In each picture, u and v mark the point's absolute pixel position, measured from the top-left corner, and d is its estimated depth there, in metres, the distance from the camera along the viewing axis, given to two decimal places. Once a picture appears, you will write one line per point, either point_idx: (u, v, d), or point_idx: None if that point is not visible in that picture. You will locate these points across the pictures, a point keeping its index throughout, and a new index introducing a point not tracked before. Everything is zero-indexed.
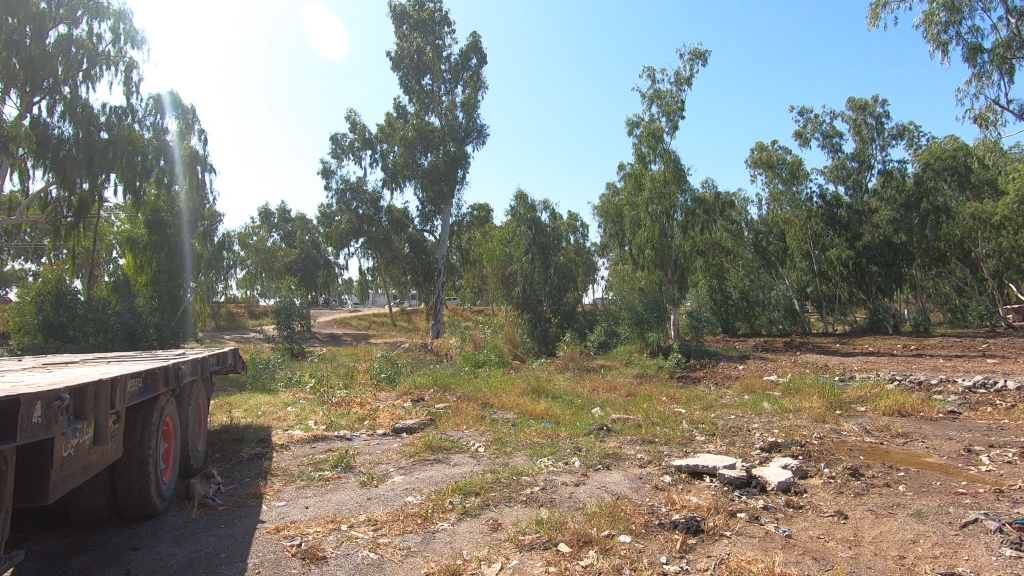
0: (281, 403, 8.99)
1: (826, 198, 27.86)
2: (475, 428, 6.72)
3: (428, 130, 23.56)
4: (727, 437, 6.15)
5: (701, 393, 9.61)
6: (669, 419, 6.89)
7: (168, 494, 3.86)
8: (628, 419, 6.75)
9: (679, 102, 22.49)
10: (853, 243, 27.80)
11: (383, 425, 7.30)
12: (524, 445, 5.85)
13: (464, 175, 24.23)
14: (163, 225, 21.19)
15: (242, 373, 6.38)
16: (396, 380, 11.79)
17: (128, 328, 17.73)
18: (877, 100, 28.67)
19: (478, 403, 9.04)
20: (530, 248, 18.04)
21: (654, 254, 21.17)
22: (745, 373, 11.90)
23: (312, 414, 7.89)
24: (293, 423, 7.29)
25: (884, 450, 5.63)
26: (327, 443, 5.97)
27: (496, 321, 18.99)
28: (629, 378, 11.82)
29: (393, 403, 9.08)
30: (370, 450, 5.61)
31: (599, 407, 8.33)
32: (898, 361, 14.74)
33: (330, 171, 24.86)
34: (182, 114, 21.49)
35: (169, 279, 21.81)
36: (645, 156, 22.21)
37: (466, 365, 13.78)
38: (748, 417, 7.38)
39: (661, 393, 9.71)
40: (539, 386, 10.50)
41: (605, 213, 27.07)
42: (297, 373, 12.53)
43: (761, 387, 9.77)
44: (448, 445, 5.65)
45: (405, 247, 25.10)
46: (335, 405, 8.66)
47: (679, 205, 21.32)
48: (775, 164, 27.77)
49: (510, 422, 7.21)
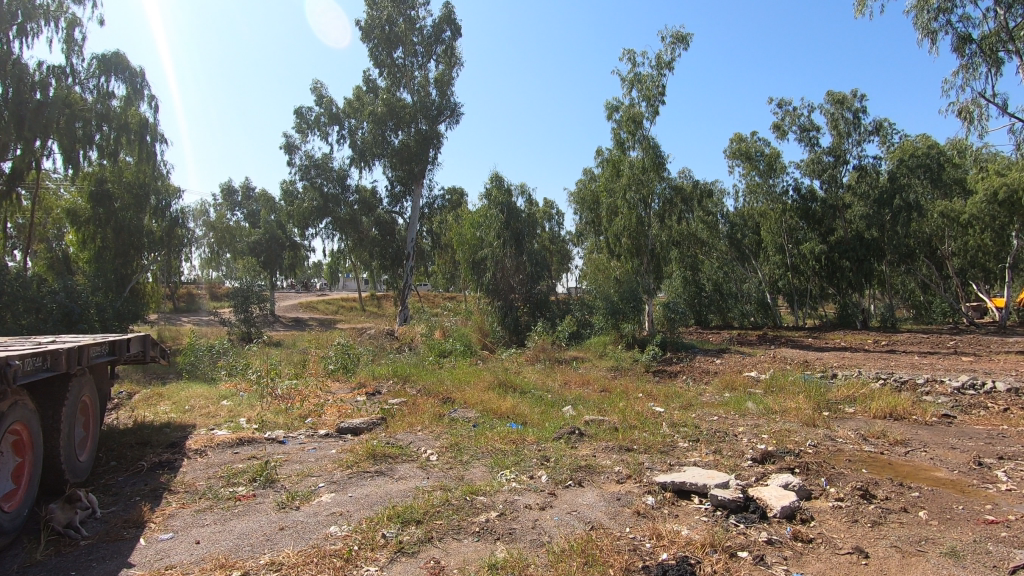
0: (217, 395, 8.04)
1: (801, 191, 27.48)
2: (430, 430, 5.91)
3: (399, 106, 22.38)
4: (713, 443, 5.49)
5: (679, 390, 9.00)
6: (647, 421, 6.21)
7: (13, 526, 2.97)
8: (603, 420, 6.03)
9: (660, 87, 21.81)
10: (826, 238, 27.58)
11: (327, 424, 6.44)
12: (484, 451, 5.07)
13: (436, 155, 23.16)
14: (108, 198, 19.66)
15: (149, 360, 5.43)
16: (352, 370, 10.88)
17: (65, 308, 16.40)
18: (855, 94, 28.57)
19: (440, 398, 8.23)
20: (502, 232, 17.21)
21: (630, 243, 20.55)
22: (723, 368, 11.34)
23: (247, 410, 6.97)
24: (223, 420, 6.37)
25: (887, 461, 5.04)
26: (253, 448, 5.09)
27: (466, 308, 18.17)
28: (602, 372, 11.16)
29: (344, 398, 8.20)
30: (302, 458, 4.76)
31: (570, 405, 7.61)
32: (875, 357, 14.48)
33: (293, 146, 23.52)
34: (130, 78, 19.85)
35: (116, 255, 20.23)
36: (624, 142, 21.53)
37: (431, 355, 12.95)
38: (732, 419, 6.75)
39: (637, 389, 9.06)
40: (507, 379, 9.73)
41: (581, 199, 26.37)
42: (245, 360, 11.54)
43: (742, 384, 9.20)
44: (394, 453, 4.84)
45: (373, 229, 23.95)
46: (277, 399, 7.75)
47: (657, 193, 20.73)
48: (752, 155, 27.39)
49: (470, 421, 6.43)
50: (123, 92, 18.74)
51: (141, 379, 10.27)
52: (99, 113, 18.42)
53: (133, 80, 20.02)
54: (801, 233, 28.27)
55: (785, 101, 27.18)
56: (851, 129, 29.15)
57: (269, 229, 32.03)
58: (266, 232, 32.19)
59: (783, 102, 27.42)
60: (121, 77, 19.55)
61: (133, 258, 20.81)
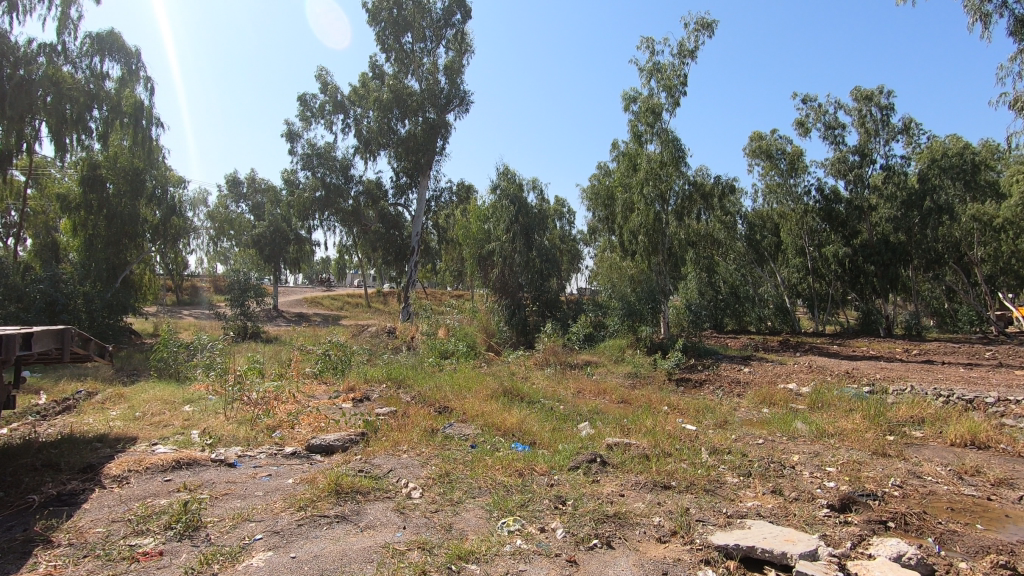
0: (181, 399, 7.03)
1: (824, 192, 26.23)
2: (418, 451, 4.85)
3: (406, 94, 21.39)
4: (769, 479, 4.38)
5: (710, 404, 7.86)
6: (683, 445, 5.09)
7: None
8: (631, 445, 4.92)
9: (682, 76, 20.62)
10: (850, 241, 26.24)
11: (297, 439, 5.39)
12: (481, 485, 3.98)
13: (443, 146, 22.09)
14: (100, 183, 18.57)
15: (66, 356, 4.44)
16: (343, 373, 9.85)
17: (49, 297, 15.53)
18: (884, 91, 27.22)
19: (436, 409, 7.17)
20: (511, 226, 16.10)
21: (646, 240, 19.40)
22: (754, 378, 10.19)
23: (209, 419, 5.95)
24: (172, 432, 5.34)
25: (1002, 512, 3.90)
26: (191, 474, 4.05)
27: (471, 306, 17.11)
28: (619, 380, 10.06)
29: (327, 405, 7.18)
30: (249, 492, 3.70)
31: (589, 420, 6.52)
32: (914, 368, 13.25)
33: (295, 135, 22.57)
34: (125, 59, 18.99)
35: (108, 244, 19.04)
36: (641, 134, 20.36)
37: (431, 356, 11.89)
38: (781, 444, 5.65)
39: (662, 401, 7.98)
40: (513, 385, 8.67)
41: (594, 196, 25.22)
42: (227, 358, 10.57)
43: (782, 398, 8.05)
44: (368, 487, 3.76)
45: (376, 222, 22.96)
46: (248, 407, 6.71)
47: (675, 189, 19.59)
48: (773, 154, 25.94)
49: (470, 441, 5.34)
50: (117, 75, 17.94)
51: (110, 376, 9.33)
52: (89, 94, 17.58)
53: (128, 60, 19.16)
54: (823, 235, 26.94)
55: (809, 97, 25.89)
56: (878, 127, 27.74)
57: (273, 222, 31.12)
58: (271, 224, 31.33)
59: (807, 98, 26.13)
60: (115, 57, 18.70)
61: (126, 248, 19.60)
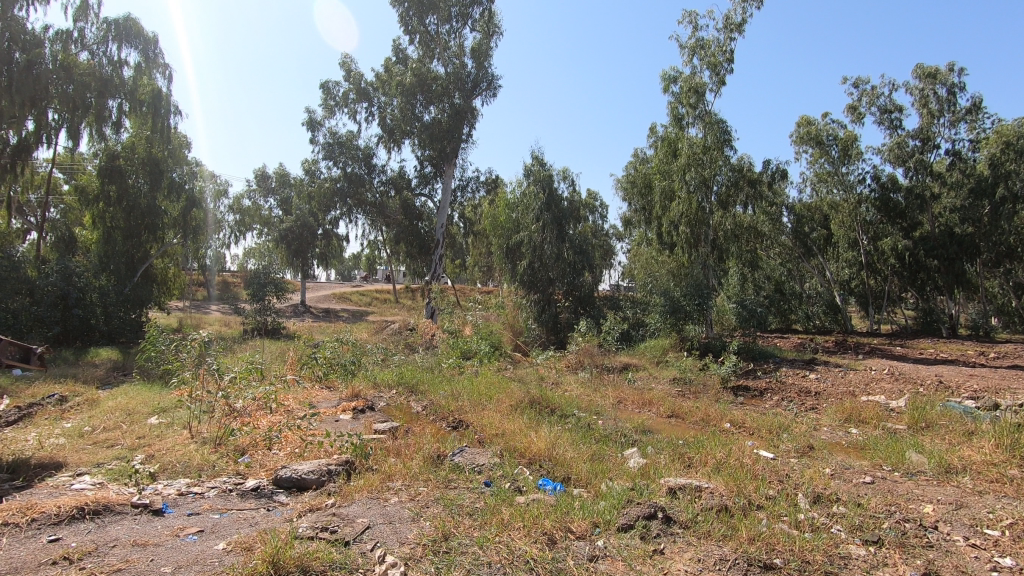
0: (152, 407, 6.01)
1: (881, 179, 23.58)
2: (410, 495, 3.63)
3: (431, 78, 20.26)
4: (915, 553, 3.00)
5: (783, 421, 6.41)
6: (775, 491, 3.70)
7: None
8: (702, 490, 3.58)
9: (728, 52, 18.90)
10: (909, 233, 23.84)
11: (266, 469, 4.23)
12: (492, 560, 2.72)
13: (470, 133, 20.90)
14: (119, 174, 17.90)
15: None
16: (351, 377, 8.76)
17: (61, 291, 14.98)
18: (951, 68, 24.77)
19: (448, 425, 5.96)
20: (541, 215, 14.75)
21: (688, 231, 17.82)
22: (828, 387, 8.66)
23: (171, 437, 4.87)
24: (111, 456, 4.24)
25: None
26: (95, 529, 2.93)
27: (497, 301, 15.89)
28: (665, 388, 8.67)
29: (322, 418, 6.06)
30: (151, 569, 2.53)
31: (638, 445, 5.21)
32: (1010, 376, 11.33)
33: (317, 123, 21.71)
34: (144, 45, 18.24)
35: (127, 237, 18.41)
36: (682, 117, 18.72)
37: (451, 356, 10.74)
38: (900, 487, 4.20)
39: (723, 417, 6.59)
40: (542, 394, 7.39)
41: (630, 184, 23.55)
42: (227, 358, 9.60)
43: (873, 416, 6.54)
44: (324, 565, 2.55)
45: (399, 213, 21.86)
46: (225, 419, 5.63)
47: (720, 175, 17.93)
48: (824, 140, 23.65)
49: (484, 475, 4.09)
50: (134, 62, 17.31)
51: (94, 379, 8.42)
52: (105, 83, 16.74)
53: (147, 48, 18.39)
54: (879, 227, 24.61)
55: (862, 79, 23.69)
56: (943, 108, 25.24)
57: (299, 217, 30.37)
58: (298, 219, 30.55)
59: (860, 80, 23.92)
60: (133, 44, 17.98)
61: (146, 242, 19.04)
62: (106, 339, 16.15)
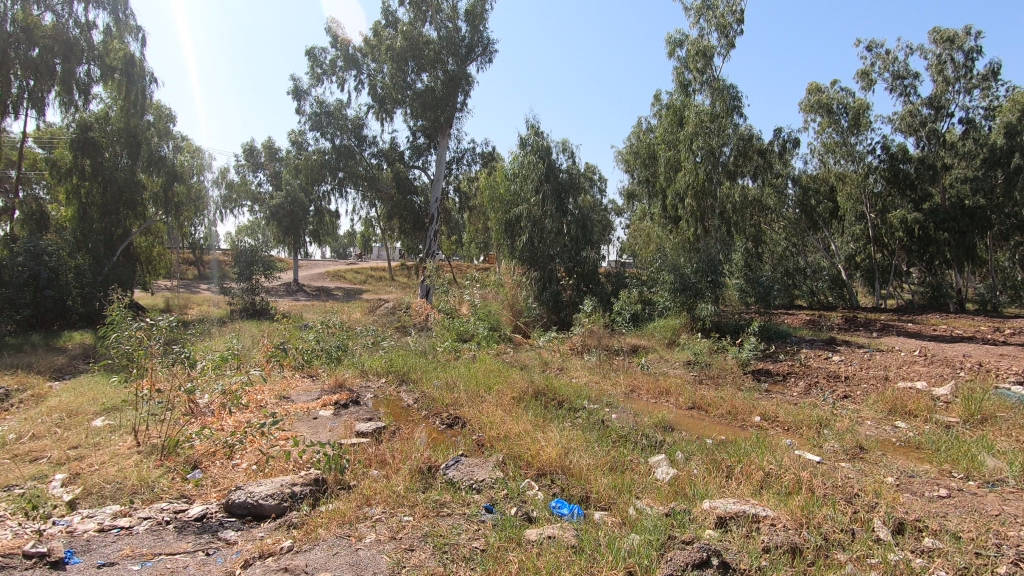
0: (102, 404, 5.21)
1: (891, 149, 22.51)
2: (388, 531, 2.85)
3: (422, 42, 19.04)
4: None
5: (820, 414, 5.68)
6: (846, 518, 2.94)
7: None
8: (761, 521, 2.82)
9: (737, 12, 17.69)
10: (919, 206, 22.77)
11: (218, 490, 3.47)
12: None
13: (465, 101, 19.80)
14: (93, 147, 16.82)
15: None
16: (336, 364, 8.01)
17: (30, 271, 14.07)
18: (969, 31, 23.53)
19: (444, 424, 5.23)
20: (540, 186, 13.84)
21: (694, 204, 16.97)
22: (857, 371, 7.94)
23: (112, 448, 4.08)
24: (28, 475, 3.46)
25: None
26: None
27: (495, 279, 15.07)
28: (681, 374, 7.94)
29: (299, 416, 5.31)
30: None
31: (664, 450, 4.46)
32: None
33: (302, 92, 20.55)
34: (113, 5, 16.97)
35: (104, 214, 17.42)
36: (689, 84, 17.64)
37: (446, 339, 9.98)
38: (990, 506, 3.45)
39: (753, 409, 5.86)
40: (547, 383, 6.65)
41: (632, 155, 22.50)
42: (203, 344, 8.82)
43: (922, 406, 5.81)
44: None
45: (390, 186, 20.82)
46: (184, 421, 4.86)
47: (729, 143, 16.93)
48: (834, 108, 22.52)
49: (484, 497, 3.33)
50: (103, 24, 16.09)
51: (53, 371, 7.63)
52: (70, 47, 15.57)
53: (117, 8, 17.13)
54: (887, 199, 23.51)
55: (875, 43, 22.50)
56: (960, 74, 24.09)
57: (290, 193, 29.20)
58: (288, 194, 29.42)
59: (873, 44, 22.74)
60: (102, 4, 16.71)
61: (125, 219, 18.07)
62: (85, 321, 15.41)
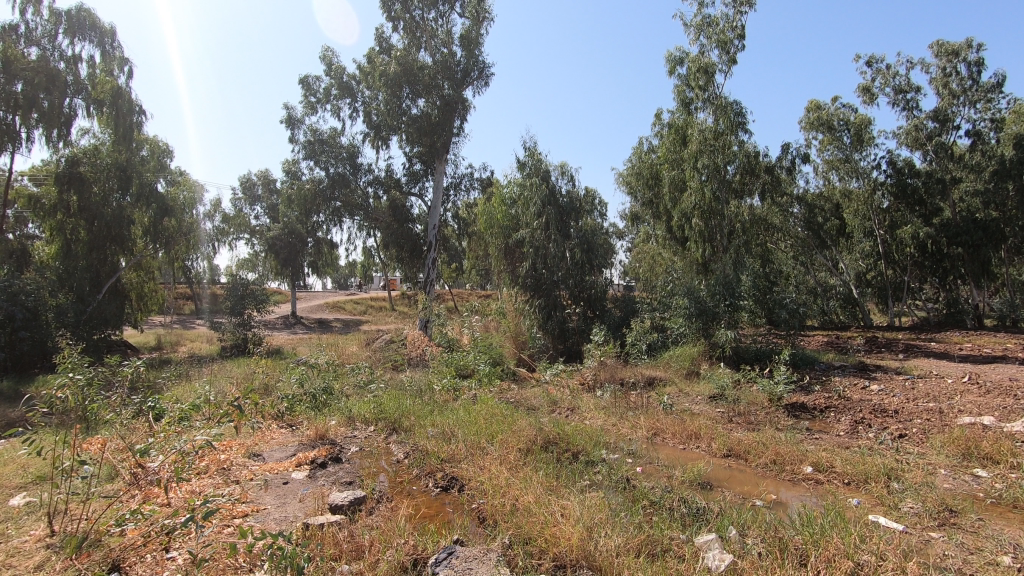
0: (31, 474, 4.37)
1: (897, 164, 21.95)
2: None
3: (417, 67, 18.61)
4: None
5: (885, 461, 4.79)
6: None
7: None
8: None
9: (738, 28, 17.28)
10: (930, 220, 21.96)
11: None
12: None
13: (462, 125, 19.30)
14: (80, 181, 16.25)
15: None
16: (320, 411, 7.15)
17: (6, 312, 13.30)
18: (972, 43, 23.16)
19: (439, 488, 4.38)
20: (542, 210, 13.10)
21: (702, 224, 16.24)
22: (904, 403, 7.08)
23: (15, 543, 3.22)
24: None
25: None
26: None
27: (498, 307, 14.29)
28: (708, 411, 7.07)
29: (267, 483, 4.46)
30: None
31: (709, 522, 3.59)
32: None
33: (296, 121, 20.08)
34: (100, 38, 16.61)
35: (90, 249, 16.79)
36: (690, 101, 17.12)
37: (444, 376, 9.15)
38: None
39: (800, 457, 4.98)
40: (560, 428, 5.79)
41: (634, 176, 21.95)
42: (177, 389, 7.98)
43: (1000, 447, 4.94)
44: None
45: (386, 214, 20.15)
46: (123, 494, 4.01)
47: (735, 161, 16.31)
48: (837, 124, 22.03)
49: None
50: (88, 55, 15.67)
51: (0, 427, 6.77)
52: (52, 79, 15.15)
53: (104, 40, 16.77)
54: (897, 214, 22.80)
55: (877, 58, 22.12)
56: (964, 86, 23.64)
57: (287, 224, 28.57)
58: (285, 225, 28.79)
59: (875, 59, 22.38)
60: (89, 37, 16.37)
61: (112, 255, 17.41)
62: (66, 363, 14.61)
